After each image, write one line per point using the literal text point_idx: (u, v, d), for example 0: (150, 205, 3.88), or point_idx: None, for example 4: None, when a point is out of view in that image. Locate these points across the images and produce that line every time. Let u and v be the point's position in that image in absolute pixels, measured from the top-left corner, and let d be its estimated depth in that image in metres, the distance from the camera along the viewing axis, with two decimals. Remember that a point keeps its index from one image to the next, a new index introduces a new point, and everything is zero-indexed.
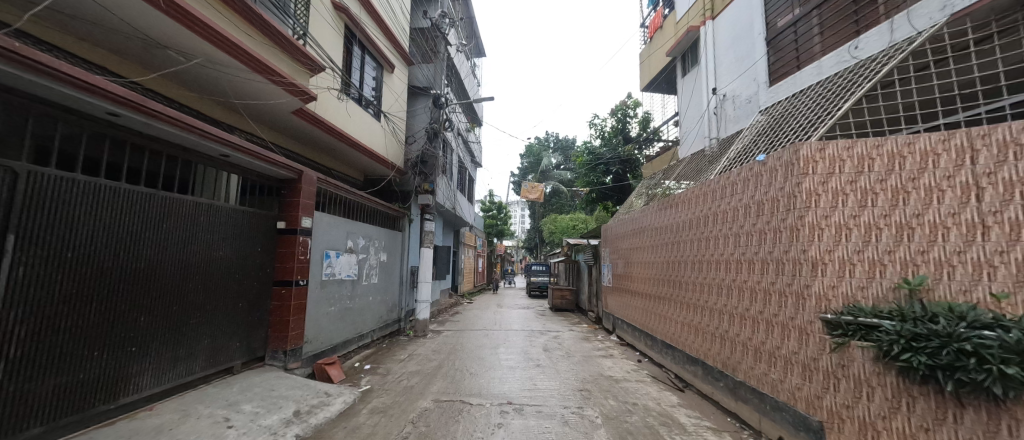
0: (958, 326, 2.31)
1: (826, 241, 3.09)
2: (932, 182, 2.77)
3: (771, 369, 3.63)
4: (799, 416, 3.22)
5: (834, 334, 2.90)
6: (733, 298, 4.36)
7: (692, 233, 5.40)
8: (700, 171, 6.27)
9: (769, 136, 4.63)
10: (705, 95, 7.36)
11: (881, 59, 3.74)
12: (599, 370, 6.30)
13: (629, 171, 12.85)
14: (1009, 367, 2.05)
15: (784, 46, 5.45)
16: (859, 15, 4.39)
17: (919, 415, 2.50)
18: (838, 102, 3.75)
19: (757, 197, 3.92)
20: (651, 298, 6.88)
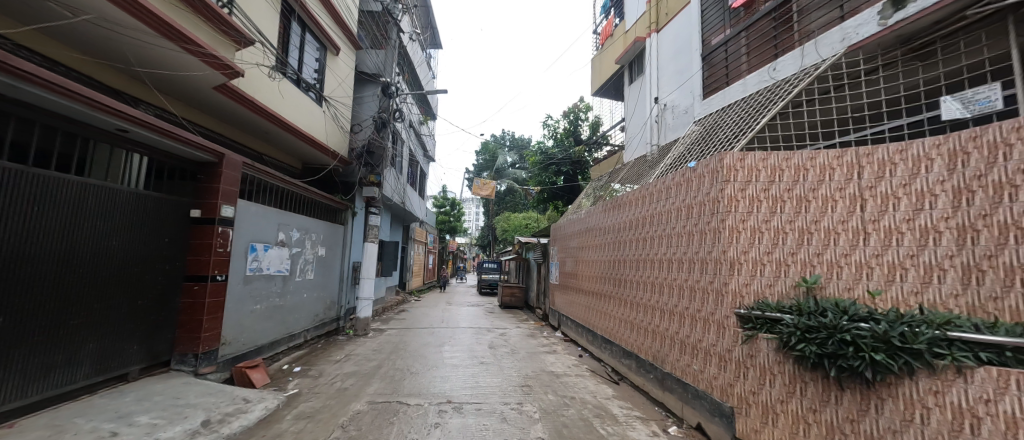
0: (841, 319, 2.67)
1: (742, 243, 3.38)
2: (828, 193, 3.17)
3: (694, 360, 3.92)
4: (714, 403, 3.51)
5: (746, 327, 3.23)
6: (664, 295, 4.65)
7: (632, 233, 5.67)
8: (641, 175, 6.62)
9: (700, 145, 5.00)
10: (649, 103, 7.78)
11: (793, 81, 4.18)
12: (541, 366, 6.42)
13: (580, 172, 13.26)
14: (876, 354, 2.38)
15: (716, 63, 5.91)
16: (778, 40, 4.84)
17: (809, 398, 2.82)
18: (758, 117, 4.14)
19: (687, 200, 4.21)
20: (594, 295, 7.15)
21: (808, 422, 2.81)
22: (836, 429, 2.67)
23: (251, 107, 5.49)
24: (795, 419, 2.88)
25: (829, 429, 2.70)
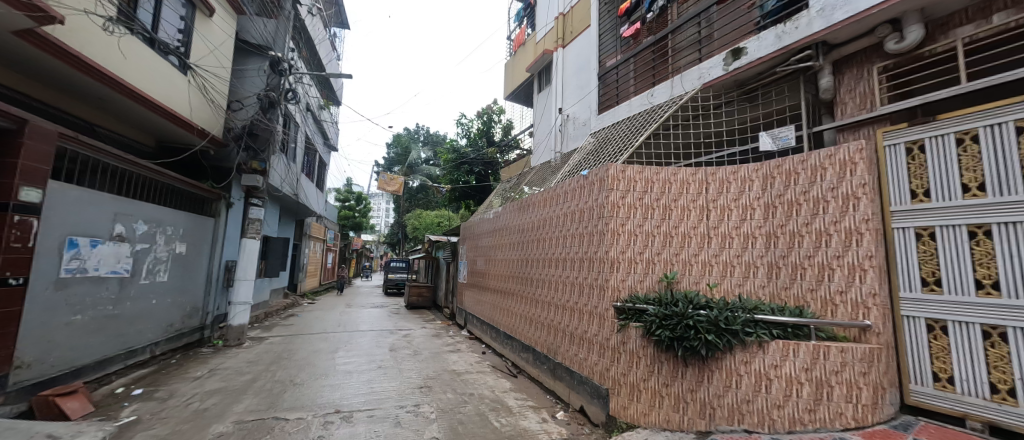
0: (688, 308, 3.24)
1: (620, 244, 3.81)
2: (685, 203, 3.82)
3: (580, 350, 4.27)
4: (594, 387, 3.90)
5: (620, 318, 3.65)
6: (558, 291, 4.97)
7: (533, 235, 5.94)
8: (545, 179, 7.06)
9: (593, 156, 5.52)
10: (554, 113, 8.29)
11: (664, 107, 4.89)
12: (443, 365, 6.36)
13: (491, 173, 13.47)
14: (708, 335, 2.97)
15: (609, 83, 6.62)
16: (655, 70, 5.64)
17: (663, 375, 3.31)
18: (637, 136, 4.73)
19: (579, 205, 4.52)
20: (500, 293, 7.35)
21: (662, 395, 3.29)
22: (682, 399, 3.20)
23: (73, 63, 4.30)
24: (653, 393, 3.34)
25: (677, 399, 3.22)
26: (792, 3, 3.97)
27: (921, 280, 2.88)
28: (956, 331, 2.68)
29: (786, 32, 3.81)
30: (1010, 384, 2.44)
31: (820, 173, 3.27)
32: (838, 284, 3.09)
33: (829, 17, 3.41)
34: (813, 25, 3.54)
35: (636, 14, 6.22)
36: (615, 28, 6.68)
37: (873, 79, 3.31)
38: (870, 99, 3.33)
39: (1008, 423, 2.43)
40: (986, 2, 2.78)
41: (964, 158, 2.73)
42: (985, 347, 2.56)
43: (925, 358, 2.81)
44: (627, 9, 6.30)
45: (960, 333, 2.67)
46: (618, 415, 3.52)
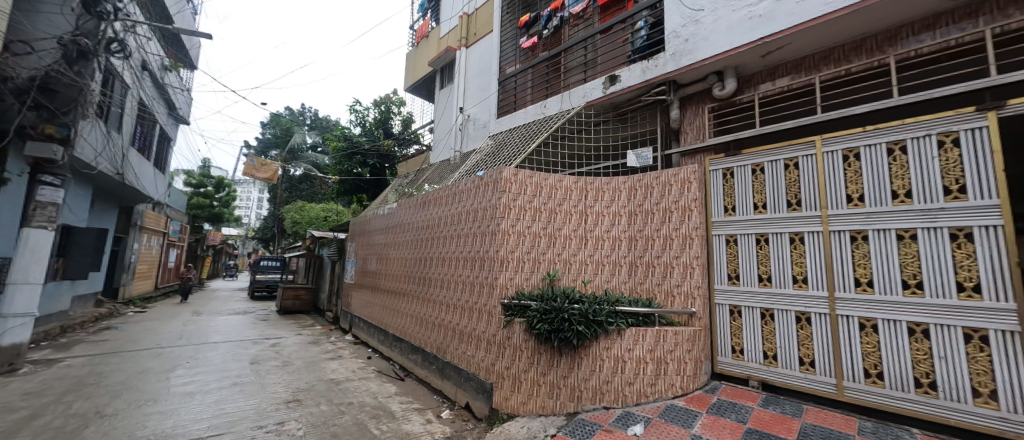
0: (565, 303, 3.57)
1: (510, 244, 3.99)
2: (568, 208, 4.20)
3: (468, 348, 4.30)
4: (479, 382, 4.00)
5: (506, 314, 3.84)
6: (449, 290, 4.92)
7: (427, 233, 5.76)
8: (442, 177, 6.97)
9: (489, 158, 5.66)
10: (455, 111, 8.21)
11: (555, 119, 5.29)
12: (320, 375, 5.73)
13: (388, 166, 12.49)
14: (579, 326, 3.34)
15: (508, 89, 6.90)
16: (548, 83, 6.08)
17: (541, 366, 3.58)
18: (529, 143, 5.07)
19: (474, 205, 4.55)
20: (390, 294, 6.95)
21: (540, 384, 3.55)
22: (555, 386, 3.51)
23: None
24: (532, 383, 3.59)
25: (552, 386, 3.52)
26: (655, 44, 4.72)
27: (727, 275, 3.74)
28: (746, 313, 3.56)
29: (649, 68, 4.49)
30: (774, 351, 3.35)
31: (668, 188, 4.01)
32: (676, 279, 3.81)
33: (678, 61, 4.17)
34: (668, 65, 4.27)
35: (535, 28, 6.64)
36: (515, 38, 7.01)
37: (705, 116, 4.17)
38: (702, 132, 4.17)
39: (772, 379, 3.33)
40: (772, 69, 3.80)
41: (755, 183, 3.65)
42: (762, 325, 3.46)
43: (728, 336, 3.65)
44: (525, 22, 6.68)
45: (749, 315, 3.55)
46: (501, 407, 3.68)
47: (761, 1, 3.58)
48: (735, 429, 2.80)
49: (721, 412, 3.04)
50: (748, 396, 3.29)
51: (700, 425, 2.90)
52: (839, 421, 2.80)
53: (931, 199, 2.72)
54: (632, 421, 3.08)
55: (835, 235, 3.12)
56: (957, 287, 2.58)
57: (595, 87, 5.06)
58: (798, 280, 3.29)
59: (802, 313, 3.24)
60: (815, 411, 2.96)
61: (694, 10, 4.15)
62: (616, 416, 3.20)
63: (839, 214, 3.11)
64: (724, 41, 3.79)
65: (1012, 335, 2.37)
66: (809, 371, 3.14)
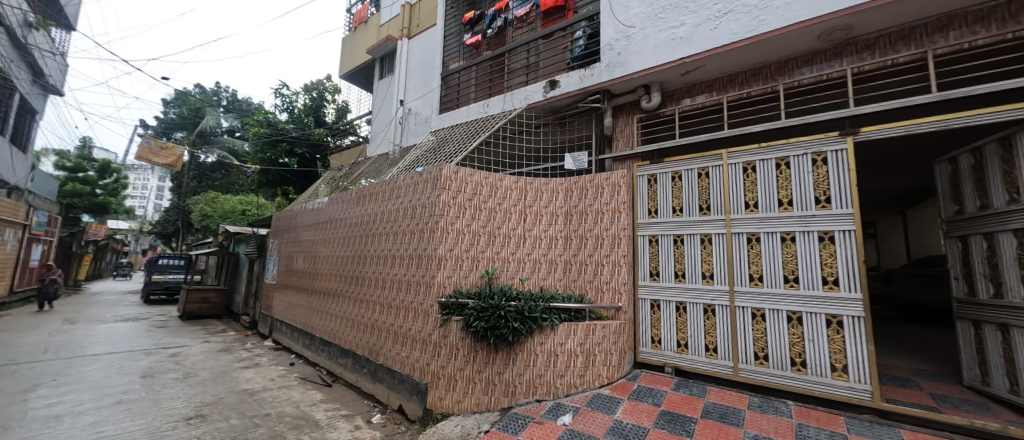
0: (502, 300, 3.62)
1: (449, 243, 3.95)
2: (508, 207, 4.26)
3: (403, 348, 4.16)
4: (413, 383, 3.89)
5: (443, 313, 3.78)
6: (383, 289, 4.71)
7: (360, 230, 5.45)
8: (380, 172, 6.65)
9: (430, 154, 5.54)
10: (394, 104, 7.86)
11: (497, 119, 5.34)
12: (231, 386, 5.15)
13: (320, 158, 11.35)
14: (515, 323, 3.41)
15: (451, 85, 6.79)
16: (492, 83, 6.11)
17: (477, 364, 3.58)
18: (470, 141, 5.06)
19: (411, 202, 4.41)
20: (318, 295, 6.45)
21: (476, 381, 3.56)
22: (490, 382, 3.54)
23: None
24: (467, 381, 3.58)
25: (487, 383, 3.54)
26: (592, 55, 4.98)
27: (649, 272, 4.08)
28: (664, 307, 3.93)
29: (586, 76, 4.74)
30: (686, 339, 3.74)
31: (601, 191, 4.28)
32: (605, 276, 4.09)
33: (612, 72, 4.46)
34: (603, 75, 4.54)
35: (479, 26, 6.63)
36: (459, 34, 6.95)
37: (634, 125, 4.50)
38: (632, 140, 4.50)
39: (683, 365, 3.72)
40: (690, 87, 4.22)
41: (674, 189, 4.03)
42: (677, 316, 3.83)
43: (648, 327, 3.99)
44: (470, 19, 6.65)
45: (666, 308, 3.91)
46: (435, 407, 3.62)
47: (682, 25, 3.96)
48: (651, 412, 3.07)
49: (640, 397, 3.32)
50: (663, 382, 3.63)
51: (622, 410, 3.14)
52: (735, 398, 3.22)
53: (806, 207, 3.25)
54: (562, 411, 3.23)
55: (736, 237, 3.58)
56: (823, 280, 3.12)
57: (536, 91, 5.20)
58: (706, 277, 3.71)
59: (708, 305, 3.66)
60: (716, 391, 3.37)
61: (626, 26, 4.46)
62: (547, 408, 3.33)
63: (739, 218, 3.57)
64: (651, 58, 4.13)
65: (859, 319, 2.92)
66: (713, 356, 3.56)
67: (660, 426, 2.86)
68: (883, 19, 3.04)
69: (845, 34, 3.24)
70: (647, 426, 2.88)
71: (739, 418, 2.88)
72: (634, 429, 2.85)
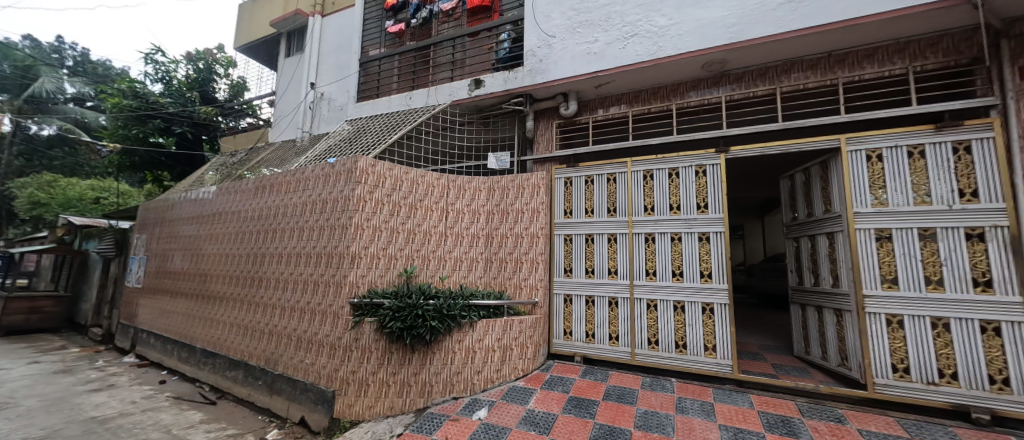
0: (420, 299, 3.53)
1: (364, 240, 3.72)
2: (429, 204, 4.17)
3: (307, 355, 3.79)
4: (319, 392, 3.56)
5: (355, 314, 3.54)
6: (284, 291, 4.22)
7: (256, 225, 4.79)
8: (283, 160, 5.94)
9: (344, 145, 5.13)
10: (303, 86, 7.07)
11: (420, 113, 5.18)
12: (72, 414, 4.16)
13: (207, 138, 9.60)
14: (433, 321, 3.37)
15: (371, 72, 6.37)
16: (416, 75, 5.89)
17: (392, 366, 3.44)
18: (390, 134, 4.82)
19: (321, 195, 4.03)
20: (201, 300, 5.53)
21: (390, 384, 3.41)
22: (406, 383, 3.43)
23: None
24: (380, 385, 3.41)
25: (402, 385, 3.43)
26: (516, 58, 5.12)
27: (564, 269, 4.36)
28: (576, 301, 4.23)
29: (511, 78, 4.85)
30: (593, 330, 4.08)
31: (521, 191, 4.44)
32: (524, 273, 4.26)
33: (534, 78, 4.64)
34: (526, 79, 4.70)
35: (403, 14, 6.34)
36: (381, 19, 6.56)
37: (553, 130, 4.76)
38: (551, 144, 4.74)
39: (590, 353, 4.06)
40: (603, 98, 4.61)
41: (587, 192, 4.37)
42: (586, 309, 4.16)
43: (562, 320, 4.27)
44: (393, 5, 6.33)
45: (577, 302, 4.22)
46: (343, 415, 3.38)
47: (596, 41, 4.30)
48: (560, 399, 3.29)
49: (552, 386, 3.54)
50: (572, 370, 3.92)
51: (534, 400, 3.31)
52: (631, 380, 3.62)
53: (690, 211, 3.79)
54: (478, 406, 3.29)
55: (636, 236, 4.01)
56: (701, 274, 3.67)
57: (461, 88, 5.17)
58: (611, 272, 4.10)
59: (612, 298, 4.04)
60: (616, 375, 3.75)
61: (548, 34, 4.67)
62: (463, 405, 3.35)
63: (639, 219, 4.01)
64: (569, 68, 4.39)
65: (725, 306, 3.51)
66: (615, 343, 3.95)
67: (568, 411, 3.08)
68: (750, 57, 3.69)
69: (722, 66, 3.85)
70: (557, 412, 3.07)
71: (634, 397, 3.25)
72: (545, 416, 3.03)
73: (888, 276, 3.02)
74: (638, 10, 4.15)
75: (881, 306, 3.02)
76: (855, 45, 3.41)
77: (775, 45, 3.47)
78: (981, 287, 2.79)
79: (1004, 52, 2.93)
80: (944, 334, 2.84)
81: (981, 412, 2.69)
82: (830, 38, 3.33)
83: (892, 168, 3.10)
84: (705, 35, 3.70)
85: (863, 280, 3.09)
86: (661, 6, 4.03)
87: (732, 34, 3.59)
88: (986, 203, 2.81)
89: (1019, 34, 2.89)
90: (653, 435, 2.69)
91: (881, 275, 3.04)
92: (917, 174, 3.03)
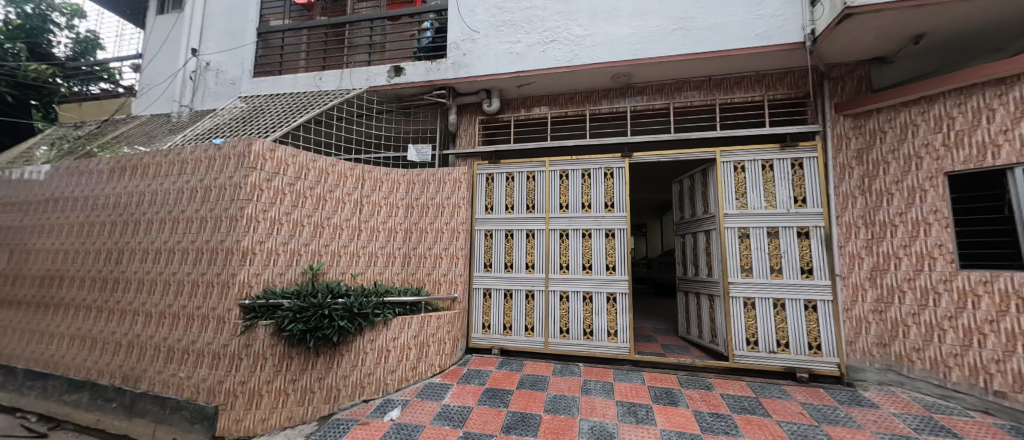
0: (327, 298, 3.25)
1: (259, 233, 3.28)
2: (341, 195, 3.87)
3: (181, 367, 3.22)
4: (197, 409, 3.06)
5: (246, 318, 3.11)
6: (150, 294, 3.53)
7: (111, 215, 3.92)
8: (153, 137, 4.94)
9: (237, 124, 4.46)
10: (181, 52, 5.92)
11: (331, 96, 4.75)
12: None
13: (36, 104, 6.86)
14: (341, 321, 3.13)
15: (272, 45, 5.62)
16: (327, 54, 5.37)
17: (292, 372, 3.12)
18: (294, 117, 4.33)
19: (203, 181, 3.45)
20: (26, 309, 4.32)
21: (288, 392, 3.09)
22: (308, 390, 3.14)
23: None
24: (277, 394, 3.06)
25: (304, 392, 3.13)
26: (439, 49, 4.99)
27: (484, 263, 4.41)
28: (495, 294, 4.32)
29: (432, 69, 4.62)
30: (511, 322, 4.22)
31: (442, 186, 4.37)
32: (444, 269, 4.23)
33: (457, 71, 4.52)
34: (448, 72, 4.55)
35: None
36: None
37: (476, 126, 4.77)
38: (474, 139, 4.75)
39: (508, 345, 4.19)
40: (524, 99, 4.75)
41: (507, 188, 4.47)
42: (504, 302, 4.27)
43: (481, 314, 4.32)
44: None
45: (496, 295, 4.31)
46: (228, 432, 2.95)
47: (518, 41, 4.40)
48: (476, 392, 3.33)
49: (468, 380, 3.57)
50: (489, 362, 4.01)
51: (450, 395, 3.30)
52: (544, 367, 3.83)
53: (599, 209, 4.13)
54: (390, 407, 3.17)
55: (552, 232, 4.24)
56: (606, 266, 4.03)
57: (378, 74, 4.77)
58: (529, 266, 4.26)
59: (529, 291, 4.21)
60: (530, 364, 3.94)
61: (471, 29, 4.62)
62: (375, 407, 3.20)
63: (555, 216, 4.24)
64: (492, 65, 4.43)
65: (626, 295, 3.92)
66: (530, 334, 4.14)
67: (483, 403, 3.14)
68: (651, 74, 4.14)
69: (628, 79, 4.26)
70: (472, 405, 3.11)
71: (545, 384, 3.44)
72: (460, 410, 3.03)
73: (746, 266, 3.68)
74: (557, 17, 4.36)
75: (741, 291, 3.66)
76: (730, 73, 4.05)
77: (669, 65, 3.96)
78: (806, 274, 3.55)
79: (825, 90, 3.76)
80: (781, 311, 3.56)
81: (803, 371, 3.44)
82: (711, 65, 3.91)
83: (752, 178, 3.76)
84: (614, 49, 4.04)
85: (729, 269, 3.71)
86: (578, 16, 4.29)
87: (635, 50, 3.99)
88: (811, 208, 3.59)
89: (836, 78, 3.73)
90: (560, 417, 2.88)
91: (741, 266, 3.69)
92: (768, 183, 3.73)
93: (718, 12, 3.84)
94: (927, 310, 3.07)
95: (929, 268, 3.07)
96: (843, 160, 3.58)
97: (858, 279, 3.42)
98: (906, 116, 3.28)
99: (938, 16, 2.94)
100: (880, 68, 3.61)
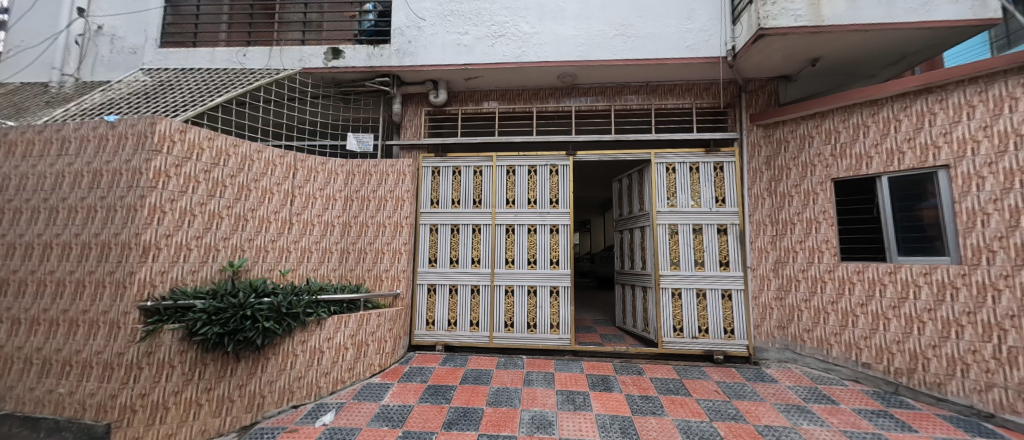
0: (249, 297, 2.96)
1: (166, 225, 2.88)
2: (268, 185, 3.53)
3: (62, 382, 2.74)
4: (82, 429, 2.62)
5: (147, 322, 2.72)
6: (18, 297, 2.94)
7: None
8: (23, 110, 4.10)
9: (138, 100, 3.87)
10: (62, 10, 4.98)
11: (257, 74, 4.30)
12: None
13: None
14: (266, 322, 2.87)
15: (184, 12, 4.94)
16: (253, 28, 4.85)
17: (206, 379, 2.80)
18: (211, 95, 3.85)
19: (92, 164, 2.95)
20: None
21: (202, 403, 2.77)
22: (226, 399, 2.85)
23: None
24: (187, 406, 2.73)
25: (220, 402, 2.83)
26: (382, 34, 4.73)
27: (429, 259, 4.31)
28: (439, 290, 4.24)
29: (375, 54, 4.38)
30: (456, 318, 4.18)
31: (385, 178, 4.19)
32: (386, 264, 4.08)
33: (401, 59, 4.34)
34: (392, 58, 4.35)
35: None
36: None
37: (422, 117, 4.64)
38: (419, 131, 4.62)
39: (452, 341, 4.14)
40: (472, 92, 4.69)
41: (454, 182, 4.40)
42: (449, 298, 4.22)
43: (424, 311, 4.22)
44: None
45: (441, 291, 4.24)
46: None
47: (466, 33, 4.32)
48: (418, 390, 3.26)
49: (410, 378, 3.48)
50: (433, 359, 3.94)
51: (390, 394, 3.19)
52: (488, 362, 3.85)
53: (544, 206, 4.23)
54: (323, 411, 2.98)
55: (498, 227, 4.26)
56: (550, 261, 4.15)
57: (313, 55, 4.42)
58: (475, 261, 4.24)
59: (475, 285, 4.20)
60: (474, 359, 3.94)
61: (417, 16, 4.44)
62: (305, 413, 2.99)
63: (502, 211, 4.27)
64: (438, 55, 4.30)
65: (567, 288, 4.07)
66: (475, 329, 4.14)
67: (424, 400, 3.08)
68: (594, 75, 4.30)
69: (573, 79, 4.39)
70: (412, 403, 3.03)
71: (488, 377, 3.47)
72: (400, 410, 2.94)
73: (674, 259, 4.00)
74: (505, 12, 4.35)
75: (670, 283, 3.97)
76: (664, 80, 4.35)
77: (611, 69, 4.15)
78: (723, 266, 3.96)
79: (743, 102, 4.19)
80: (702, 300, 3.93)
81: (719, 353, 3.83)
82: (648, 71, 4.16)
83: (682, 178, 4.09)
84: (560, 49, 4.14)
85: (660, 263, 4.01)
86: (526, 13, 4.32)
87: (580, 52, 4.11)
88: (729, 207, 4.00)
89: (751, 91, 4.17)
90: (501, 409, 2.92)
91: (670, 259, 4.00)
92: (694, 184, 4.08)
93: (655, 22, 4.09)
94: (816, 296, 3.58)
95: (818, 260, 3.58)
96: (756, 165, 4.03)
97: (764, 270, 3.88)
98: (805, 129, 3.77)
99: (831, 43, 3.41)
100: (785, 85, 4.11)
